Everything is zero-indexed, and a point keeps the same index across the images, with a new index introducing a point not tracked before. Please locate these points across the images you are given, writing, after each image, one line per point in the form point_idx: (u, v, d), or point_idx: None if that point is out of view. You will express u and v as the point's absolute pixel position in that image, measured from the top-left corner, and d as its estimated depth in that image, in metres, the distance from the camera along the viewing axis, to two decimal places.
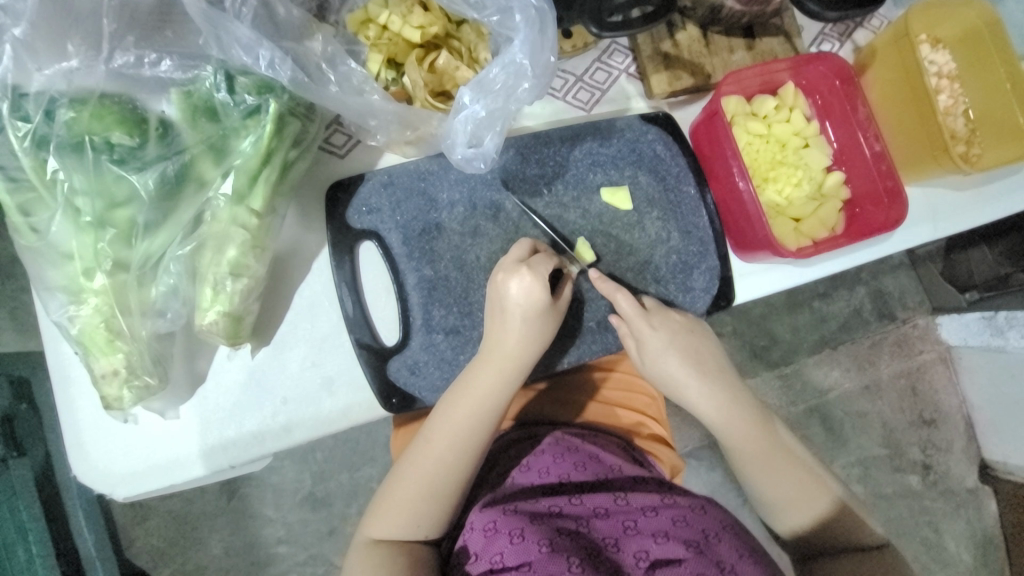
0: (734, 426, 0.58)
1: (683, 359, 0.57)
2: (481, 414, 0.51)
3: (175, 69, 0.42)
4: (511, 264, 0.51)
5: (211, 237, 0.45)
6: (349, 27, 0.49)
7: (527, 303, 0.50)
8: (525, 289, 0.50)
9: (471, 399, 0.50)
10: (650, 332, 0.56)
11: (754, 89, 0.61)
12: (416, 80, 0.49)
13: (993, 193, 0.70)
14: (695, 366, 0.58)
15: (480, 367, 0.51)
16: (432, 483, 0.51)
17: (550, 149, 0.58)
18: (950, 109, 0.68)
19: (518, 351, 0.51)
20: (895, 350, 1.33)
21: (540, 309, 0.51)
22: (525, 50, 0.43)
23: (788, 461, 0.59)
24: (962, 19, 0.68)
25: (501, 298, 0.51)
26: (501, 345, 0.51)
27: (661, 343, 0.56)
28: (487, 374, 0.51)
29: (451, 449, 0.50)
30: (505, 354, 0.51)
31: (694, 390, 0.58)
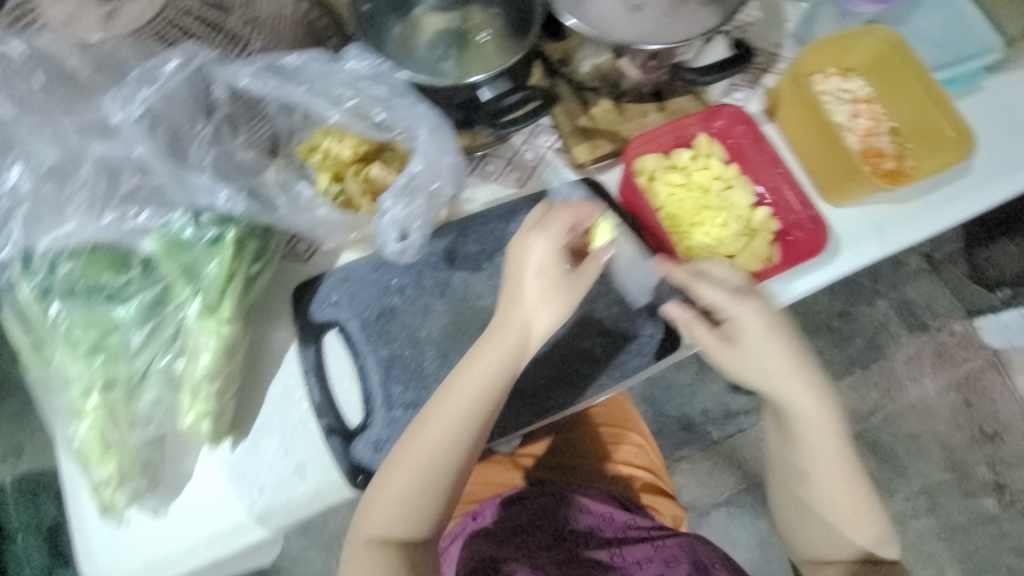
0: (814, 435, 0.60)
1: (781, 361, 0.57)
2: (493, 393, 0.53)
3: (151, 218, 0.50)
4: (522, 235, 0.55)
5: (186, 348, 0.52)
6: (298, 155, 0.57)
7: (540, 271, 0.54)
8: (541, 259, 0.54)
9: (472, 378, 0.53)
10: (739, 324, 0.57)
11: (670, 144, 0.67)
12: (355, 191, 0.57)
13: (937, 202, 0.71)
14: (799, 369, 0.58)
15: (497, 346, 0.53)
16: (435, 464, 0.52)
17: (488, 228, 0.65)
18: (872, 131, 0.70)
19: (532, 328, 0.54)
20: (936, 362, 1.47)
21: (553, 280, 0.54)
22: (422, 160, 0.53)
23: (850, 481, 0.61)
24: (869, 48, 0.72)
25: (519, 269, 0.54)
26: (503, 322, 0.54)
27: (747, 335, 0.57)
28: (489, 352, 0.53)
29: (457, 432, 0.52)
30: (505, 330, 0.54)
31: (789, 388, 0.58)
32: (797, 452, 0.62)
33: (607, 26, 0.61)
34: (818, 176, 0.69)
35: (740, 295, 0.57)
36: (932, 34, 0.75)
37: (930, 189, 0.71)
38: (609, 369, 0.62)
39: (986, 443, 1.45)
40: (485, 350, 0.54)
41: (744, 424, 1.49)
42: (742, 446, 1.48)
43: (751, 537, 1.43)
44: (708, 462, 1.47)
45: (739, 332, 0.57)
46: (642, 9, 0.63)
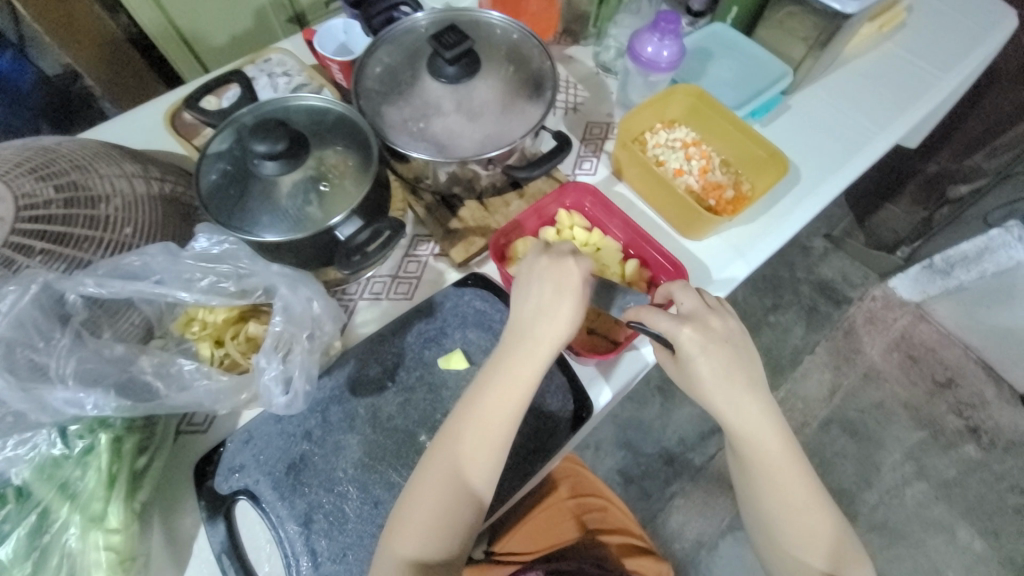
0: (768, 451, 0.62)
1: (717, 370, 0.60)
2: (518, 399, 0.57)
3: (16, 446, 0.49)
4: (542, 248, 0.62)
5: (74, 573, 0.48)
6: (175, 332, 0.59)
7: (554, 273, 0.59)
8: (553, 265, 0.60)
9: (500, 386, 0.57)
10: (692, 353, 0.60)
11: (536, 225, 0.73)
12: (235, 353, 0.58)
13: (780, 212, 0.79)
14: (735, 385, 0.61)
15: (513, 362, 0.58)
16: (458, 485, 0.55)
17: (386, 346, 0.66)
18: (706, 168, 0.79)
19: (546, 335, 0.58)
20: (869, 328, 1.60)
21: (568, 288, 0.59)
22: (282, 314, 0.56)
23: (801, 487, 0.62)
24: (682, 101, 0.83)
25: (539, 280, 0.60)
26: (527, 328, 0.59)
27: (694, 359, 0.60)
28: (519, 357, 0.58)
29: (476, 452, 0.55)
30: (528, 336, 0.58)
31: (715, 399, 0.61)
32: (745, 462, 0.63)
33: (450, 140, 0.67)
34: (672, 217, 0.76)
35: (680, 321, 0.60)
36: (731, 77, 0.86)
37: (770, 203, 0.80)
38: (533, 454, 0.63)
39: (944, 391, 1.55)
40: (503, 369, 0.58)
41: (723, 441, 1.49)
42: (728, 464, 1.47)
43: None
44: (702, 490, 1.44)
45: (694, 362, 0.60)
46: (479, 116, 0.68)
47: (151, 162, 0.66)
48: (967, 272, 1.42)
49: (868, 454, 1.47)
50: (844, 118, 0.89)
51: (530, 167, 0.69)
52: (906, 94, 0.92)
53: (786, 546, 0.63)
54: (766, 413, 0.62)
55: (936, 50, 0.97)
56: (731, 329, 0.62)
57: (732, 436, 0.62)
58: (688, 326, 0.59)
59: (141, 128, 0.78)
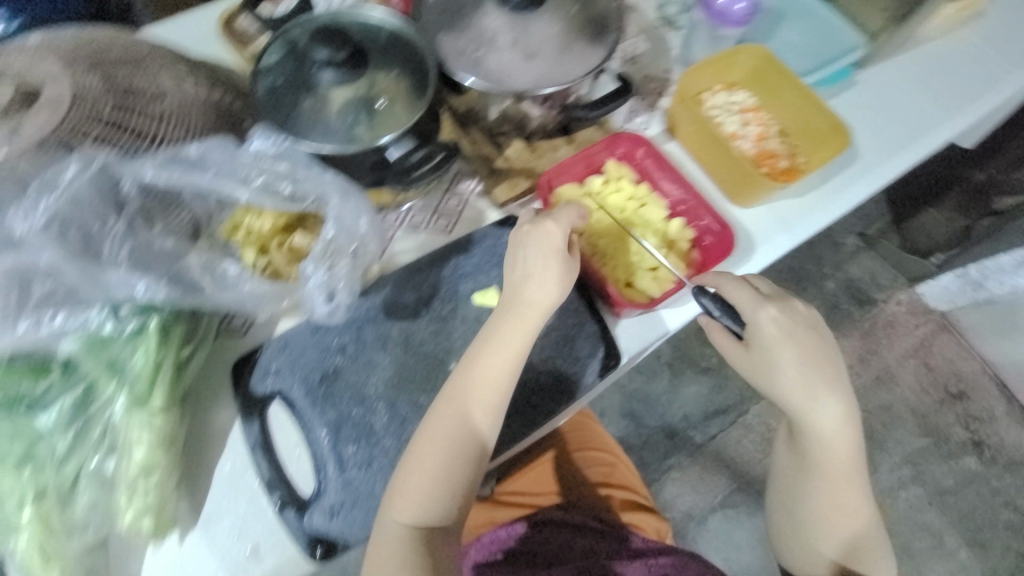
0: (832, 453, 0.61)
1: (799, 363, 0.58)
2: (508, 368, 0.56)
3: (67, 319, 0.50)
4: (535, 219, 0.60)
5: (117, 445, 0.50)
6: (222, 235, 0.59)
7: (542, 246, 0.58)
8: (544, 237, 0.58)
9: (490, 353, 0.56)
10: (774, 338, 0.58)
11: (582, 173, 0.72)
12: (280, 261, 0.59)
13: (833, 189, 0.77)
14: (821, 383, 0.59)
15: (503, 330, 0.57)
16: (456, 450, 0.55)
17: (422, 275, 0.66)
18: (763, 135, 0.77)
19: (536, 302, 0.58)
20: (889, 332, 1.58)
21: (559, 257, 0.58)
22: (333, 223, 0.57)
23: (852, 491, 0.63)
24: (746, 64, 0.79)
25: (524, 249, 0.59)
26: (518, 297, 0.58)
27: (772, 344, 0.59)
28: (508, 326, 0.57)
29: (467, 419, 0.55)
30: (520, 304, 0.58)
31: (796, 392, 0.59)
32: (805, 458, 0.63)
33: (508, 73, 0.65)
34: (723, 180, 0.74)
35: (762, 301, 0.59)
36: (801, 43, 0.82)
37: (824, 178, 0.77)
38: (558, 395, 0.63)
39: (954, 402, 1.54)
40: (493, 337, 0.57)
41: (725, 423, 1.50)
42: (727, 446, 1.49)
43: (753, 538, 1.42)
44: (698, 467, 1.47)
45: (774, 348, 0.58)
46: (539, 53, 0.66)
47: (204, 67, 0.65)
48: (1000, 287, 1.42)
49: (868, 454, 1.48)
50: (911, 101, 0.85)
51: (589, 107, 0.69)
52: (980, 84, 0.88)
53: (815, 539, 0.65)
54: (850, 420, 0.60)
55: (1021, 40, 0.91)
56: (813, 319, 0.61)
57: (803, 430, 0.61)
58: (782, 312, 0.59)
59: (191, 32, 0.76)
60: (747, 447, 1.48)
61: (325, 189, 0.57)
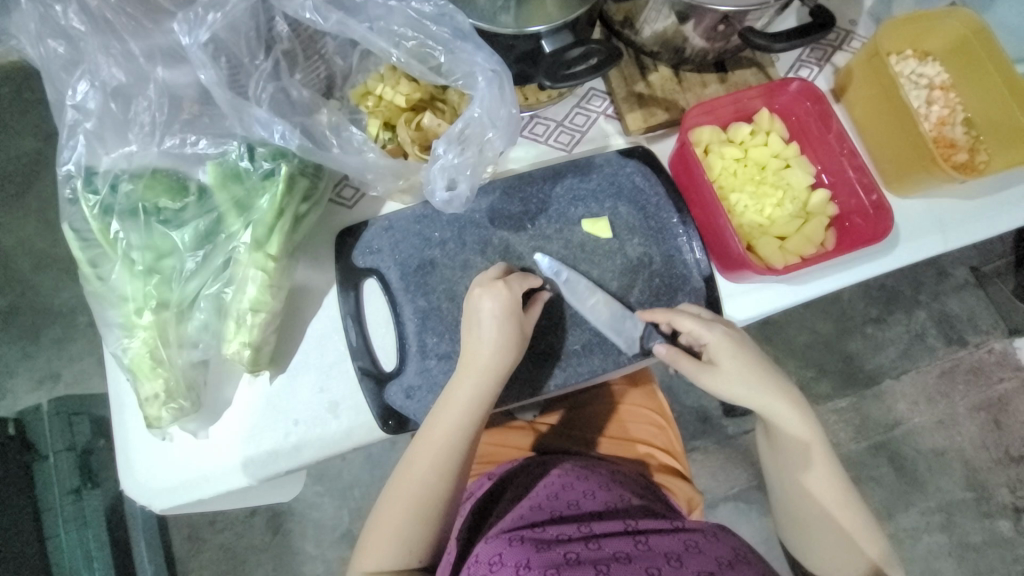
0: (800, 448, 0.60)
1: (753, 366, 0.58)
2: (469, 424, 0.54)
3: (209, 146, 0.51)
4: (488, 280, 0.56)
5: (234, 277, 0.53)
6: (351, 99, 0.58)
7: (501, 315, 0.54)
8: (500, 305, 0.54)
9: (444, 416, 0.54)
10: (727, 349, 0.58)
11: (729, 118, 0.65)
12: (405, 138, 0.57)
13: (1011, 198, 0.66)
14: (770, 385, 0.59)
15: (454, 391, 0.54)
16: (423, 507, 0.53)
17: (533, 188, 0.63)
18: (946, 119, 0.67)
19: (489, 366, 0.54)
20: (970, 378, 1.46)
21: (513, 324, 0.54)
22: (482, 105, 0.52)
23: (835, 487, 0.61)
24: (951, 31, 0.67)
25: (476, 319, 0.54)
26: (473, 357, 0.54)
27: (724, 356, 0.58)
28: (463, 387, 0.54)
29: (431, 476, 0.53)
30: (478, 366, 0.54)
31: (753, 397, 0.59)
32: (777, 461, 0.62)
33: None
34: (883, 160, 0.66)
35: (709, 321, 0.58)
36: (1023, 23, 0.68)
37: (1002, 184, 0.67)
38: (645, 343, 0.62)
39: (1012, 466, 1.44)
40: (445, 398, 0.54)
41: None
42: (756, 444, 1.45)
43: (756, 535, 1.42)
44: (721, 456, 1.44)
45: (726, 359, 0.58)
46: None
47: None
48: None
49: (902, 491, 1.42)
50: None
51: (773, 36, 0.57)
52: None
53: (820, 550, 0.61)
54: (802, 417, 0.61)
55: None
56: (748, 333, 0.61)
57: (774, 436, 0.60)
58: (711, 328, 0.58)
59: None
60: None
61: (473, 66, 0.52)
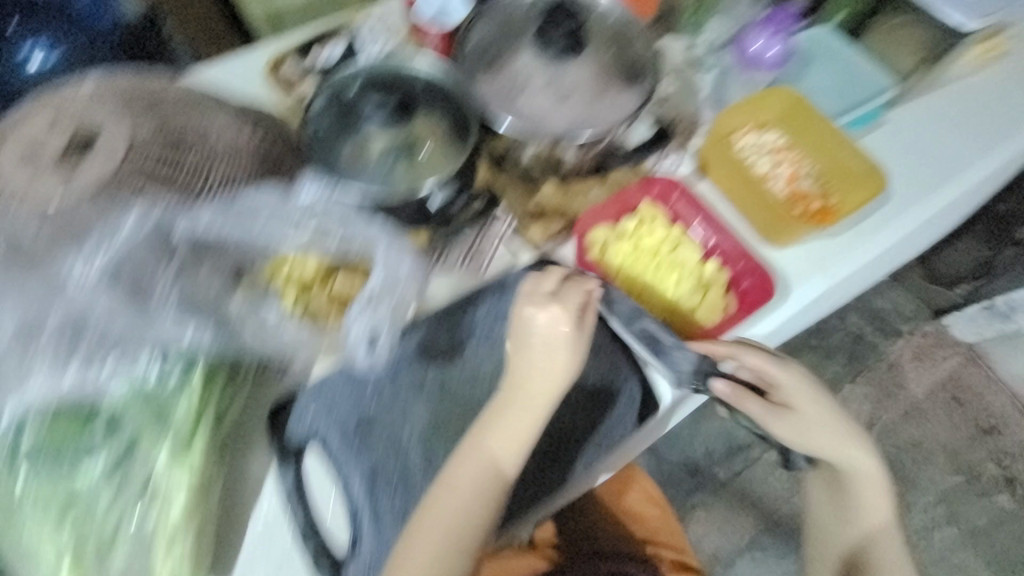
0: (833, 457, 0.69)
1: (807, 390, 0.67)
2: (518, 453, 0.56)
3: (115, 369, 0.51)
4: (539, 301, 0.57)
5: (155, 498, 0.50)
6: (263, 278, 0.59)
7: (547, 335, 0.56)
8: (550, 323, 0.57)
9: (496, 442, 0.56)
10: (779, 377, 0.66)
11: (616, 214, 0.72)
12: (321, 304, 0.59)
13: (870, 228, 0.76)
14: (821, 406, 0.68)
15: (510, 415, 0.56)
16: (467, 534, 0.54)
17: (456, 318, 0.66)
18: (796, 175, 0.76)
19: (546, 387, 0.56)
20: (917, 364, 1.54)
21: (564, 345, 0.56)
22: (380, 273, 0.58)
23: (869, 487, 0.72)
24: (778, 103, 0.79)
25: (530, 337, 0.57)
26: (525, 382, 0.57)
27: (781, 378, 0.66)
28: (515, 412, 0.56)
29: (466, 507, 0.54)
30: (535, 389, 0.57)
31: (807, 416, 0.67)
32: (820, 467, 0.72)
33: (543, 117, 0.70)
34: (755, 222, 0.75)
35: (751, 351, 0.64)
36: (832, 85, 0.82)
37: (859, 219, 0.77)
38: (595, 445, 0.64)
39: (986, 438, 1.49)
40: (499, 419, 0.56)
41: (751, 459, 1.43)
42: (752, 484, 1.42)
43: None
44: (724, 506, 1.40)
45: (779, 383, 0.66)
46: (570, 96, 0.71)
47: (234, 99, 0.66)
48: None
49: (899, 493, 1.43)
50: (944, 140, 0.85)
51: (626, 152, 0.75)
52: (1010, 119, 0.88)
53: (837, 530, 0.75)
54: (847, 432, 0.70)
55: None
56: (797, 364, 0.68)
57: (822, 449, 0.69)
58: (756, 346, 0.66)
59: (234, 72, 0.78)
60: (773, 485, 1.42)
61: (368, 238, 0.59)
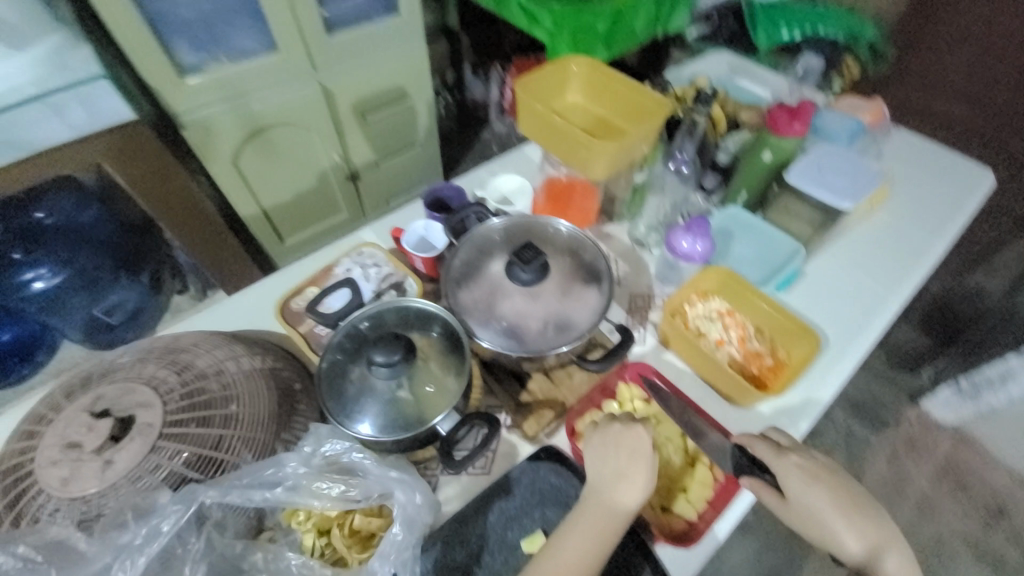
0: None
1: (842, 503, 0.65)
2: (589, 566, 0.61)
3: None
4: (625, 423, 0.73)
5: None
6: (282, 522, 0.63)
7: (633, 447, 0.70)
8: (633, 442, 0.70)
9: (569, 555, 0.62)
10: (809, 485, 0.65)
11: (599, 398, 0.82)
12: (340, 545, 0.62)
13: (819, 375, 0.87)
14: (862, 521, 0.66)
15: (587, 527, 0.64)
16: None
17: (470, 527, 0.69)
18: (745, 337, 0.88)
19: (624, 502, 0.66)
20: (912, 454, 1.58)
21: (643, 460, 0.69)
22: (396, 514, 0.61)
23: None
24: (712, 278, 0.94)
25: (615, 450, 0.70)
26: (607, 499, 0.66)
27: (809, 490, 0.65)
28: (597, 527, 0.64)
29: None
30: (609, 505, 0.65)
31: (845, 532, 0.64)
32: None
33: (522, 316, 0.80)
34: (722, 387, 0.84)
35: (783, 454, 0.68)
36: (752, 254, 0.99)
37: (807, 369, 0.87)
38: None
39: (1000, 521, 1.49)
40: (573, 532, 0.63)
41: None
42: None
43: None
44: None
45: (810, 493, 0.65)
46: (541, 294, 0.81)
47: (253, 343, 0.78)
48: (997, 396, 1.57)
49: None
50: (856, 281, 1.01)
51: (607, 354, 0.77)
52: (898, 255, 1.06)
53: None
54: (897, 556, 0.65)
55: (925, 216, 1.14)
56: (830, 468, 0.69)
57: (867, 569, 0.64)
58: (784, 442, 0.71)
59: (255, 314, 0.92)
60: None
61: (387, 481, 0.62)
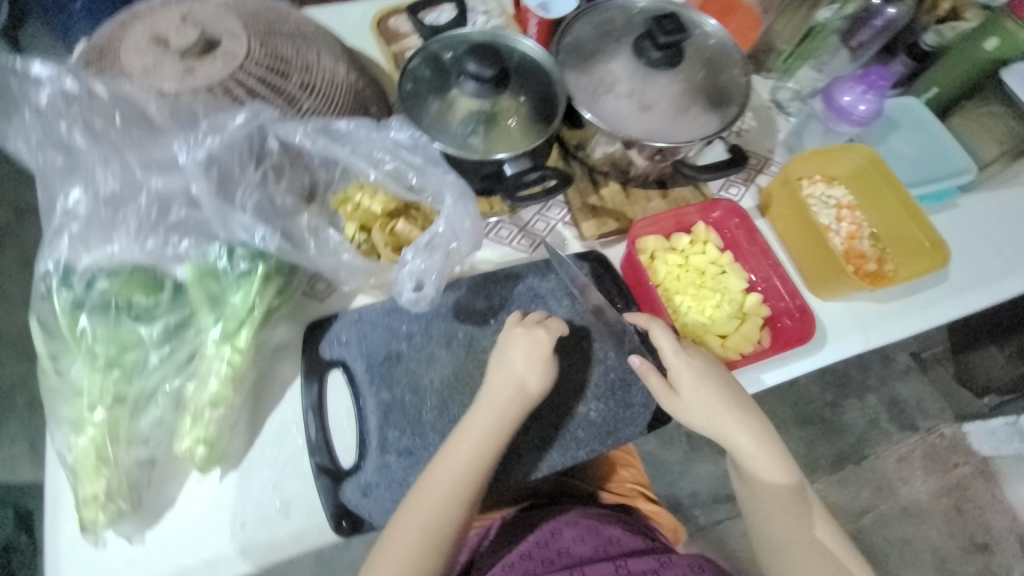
0: (773, 480, 0.62)
1: (716, 393, 0.61)
2: (487, 464, 0.55)
3: (191, 247, 0.55)
4: (523, 326, 0.60)
5: (196, 371, 0.56)
6: (332, 205, 0.63)
7: (526, 351, 0.58)
8: (531, 345, 0.58)
9: (463, 453, 0.55)
10: (687, 377, 0.61)
11: (671, 228, 0.74)
12: (379, 241, 0.63)
13: (917, 301, 0.76)
14: (741, 408, 0.63)
15: (472, 424, 0.56)
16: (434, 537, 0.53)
17: (497, 286, 0.68)
18: (854, 234, 0.76)
19: (512, 400, 0.57)
20: (927, 465, 1.49)
21: (539, 367, 0.58)
22: (445, 220, 0.59)
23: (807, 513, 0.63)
24: (850, 161, 0.79)
25: (509, 356, 0.58)
26: (495, 398, 0.57)
27: (688, 378, 0.61)
28: (480, 426, 0.56)
29: (443, 510, 0.53)
30: (501, 403, 0.57)
31: (727, 419, 0.62)
32: (748, 488, 0.64)
33: (623, 120, 0.67)
34: (807, 271, 0.75)
35: (676, 349, 0.62)
36: (910, 156, 0.82)
37: (907, 291, 0.76)
38: (602, 436, 0.64)
39: (978, 554, 1.44)
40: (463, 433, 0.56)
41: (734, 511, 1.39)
42: (731, 536, 1.35)
43: None
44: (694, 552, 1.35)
45: (687, 381, 0.61)
46: (656, 88, 0.68)
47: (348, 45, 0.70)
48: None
49: None
50: (1008, 231, 0.83)
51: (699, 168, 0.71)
52: None
53: None
54: (763, 442, 0.63)
55: None
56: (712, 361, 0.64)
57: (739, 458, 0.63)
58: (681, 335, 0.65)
59: (349, 23, 0.83)
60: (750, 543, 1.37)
61: (444, 186, 0.60)
